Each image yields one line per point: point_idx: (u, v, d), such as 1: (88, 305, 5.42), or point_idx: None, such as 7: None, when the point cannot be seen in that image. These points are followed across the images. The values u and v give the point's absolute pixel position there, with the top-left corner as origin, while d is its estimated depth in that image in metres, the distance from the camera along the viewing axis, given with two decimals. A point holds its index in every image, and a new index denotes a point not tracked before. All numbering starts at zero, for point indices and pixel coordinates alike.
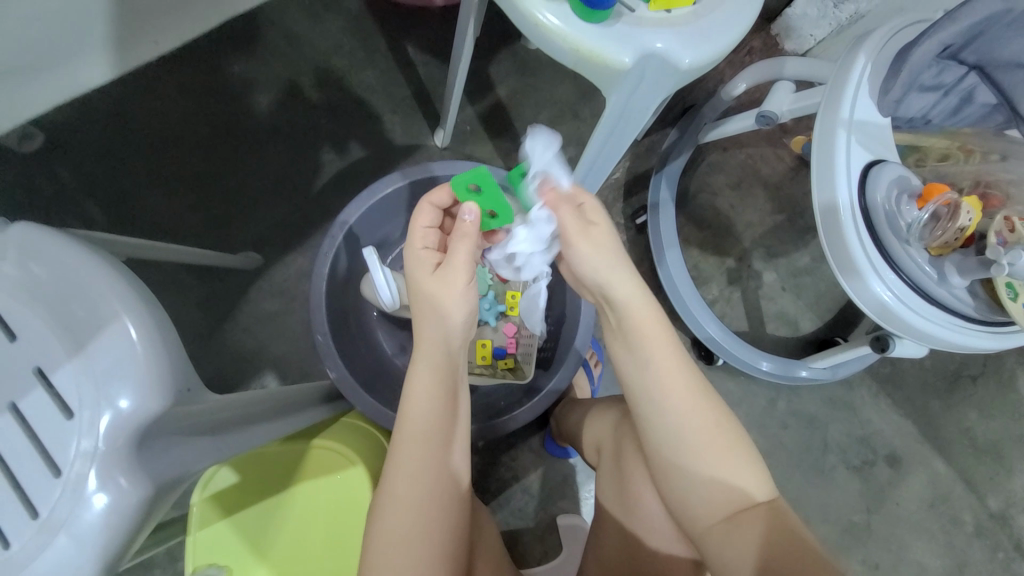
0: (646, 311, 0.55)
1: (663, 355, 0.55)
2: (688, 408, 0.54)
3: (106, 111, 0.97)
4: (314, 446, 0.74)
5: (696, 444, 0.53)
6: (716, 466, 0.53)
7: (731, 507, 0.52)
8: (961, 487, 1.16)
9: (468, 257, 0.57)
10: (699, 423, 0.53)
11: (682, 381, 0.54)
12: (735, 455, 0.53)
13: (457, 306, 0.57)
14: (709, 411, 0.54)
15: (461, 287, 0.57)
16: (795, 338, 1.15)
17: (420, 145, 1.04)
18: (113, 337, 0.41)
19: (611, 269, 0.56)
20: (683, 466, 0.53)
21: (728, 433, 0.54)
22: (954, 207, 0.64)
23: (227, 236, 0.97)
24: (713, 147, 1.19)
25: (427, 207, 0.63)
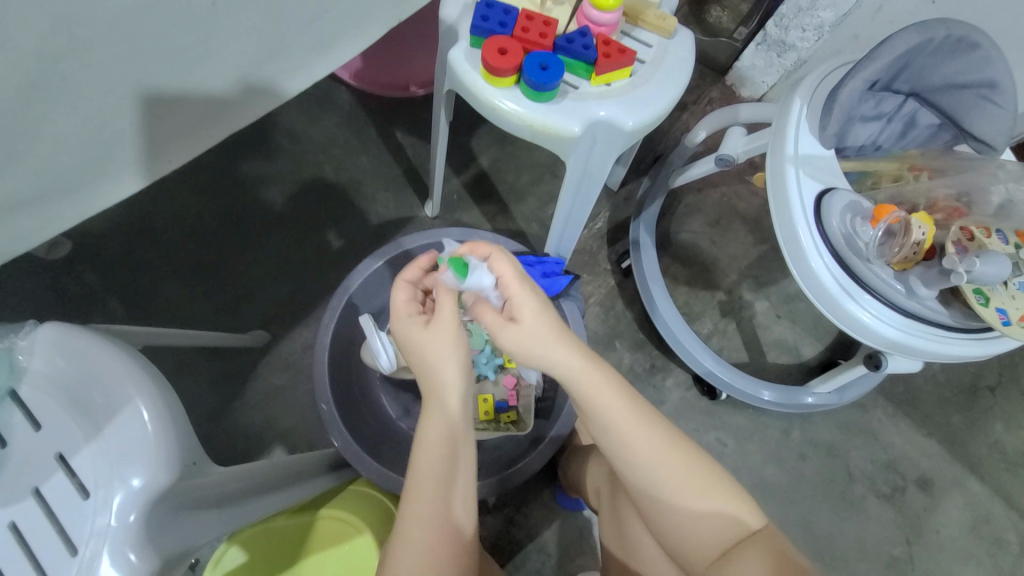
0: (588, 371, 0.56)
1: (616, 409, 0.55)
2: (658, 459, 0.54)
3: (128, 217, 1.07)
4: (321, 518, 0.75)
5: (675, 491, 0.53)
6: (696, 503, 0.53)
7: (719, 536, 0.53)
8: (1002, 506, 1.10)
9: (453, 309, 0.60)
10: (665, 467, 0.54)
11: (646, 435, 0.54)
12: (708, 486, 0.54)
13: (449, 352, 0.60)
14: (678, 455, 0.54)
15: (451, 335, 0.60)
16: (798, 365, 1.15)
17: (412, 217, 1.13)
18: (127, 420, 0.45)
19: (550, 339, 0.56)
20: (665, 507, 0.54)
21: (701, 471, 0.54)
22: (904, 224, 0.67)
23: (237, 317, 1.03)
24: (688, 190, 1.27)
25: (403, 284, 0.66)
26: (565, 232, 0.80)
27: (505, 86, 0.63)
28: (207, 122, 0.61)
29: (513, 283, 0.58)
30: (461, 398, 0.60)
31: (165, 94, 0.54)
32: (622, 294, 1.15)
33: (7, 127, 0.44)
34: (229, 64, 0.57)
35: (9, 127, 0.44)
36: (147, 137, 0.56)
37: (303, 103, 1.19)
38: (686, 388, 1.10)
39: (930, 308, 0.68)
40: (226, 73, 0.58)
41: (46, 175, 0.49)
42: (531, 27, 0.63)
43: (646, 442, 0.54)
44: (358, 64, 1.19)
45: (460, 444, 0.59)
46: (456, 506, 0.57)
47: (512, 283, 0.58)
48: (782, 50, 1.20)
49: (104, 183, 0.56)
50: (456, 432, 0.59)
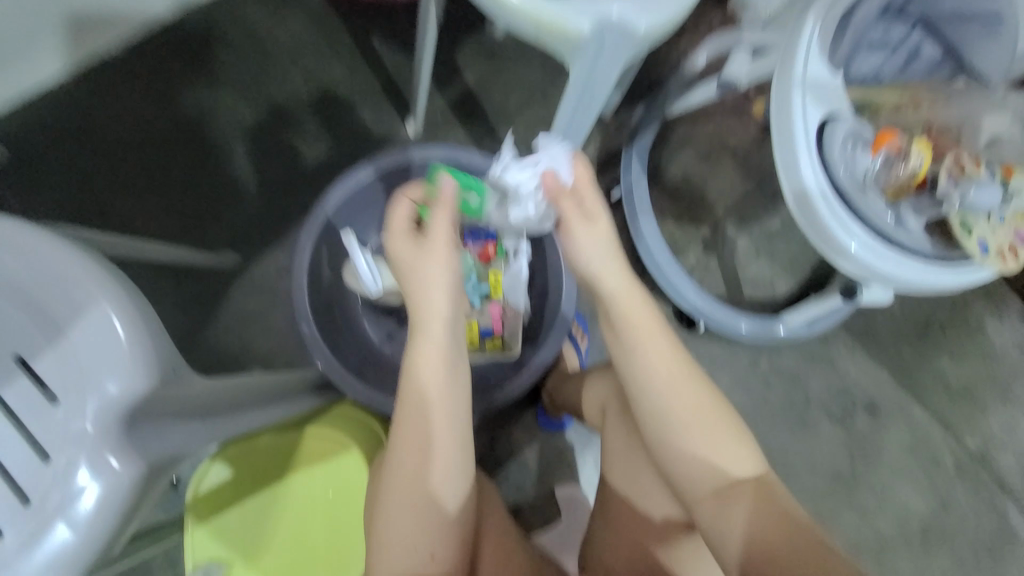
0: (631, 299, 0.62)
1: (651, 343, 0.60)
2: (674, 395, 0.58)
3: (75, 120, 0.98)
4: (307, 435, 0.75)
5: (687, 428, 0.57)
6: (707, 445, 0.57)
7: (721, 482, 0.55)
8: (938, 430, 1.22)
9: (450, 223, 0.64)
10: (683, 406, 0.58)
11: (671, 373, 0.59)
12: (722, 433, 0.57)
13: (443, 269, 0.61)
14: (696, 393, 0.58)
15: (445, 252, 0.61)
16: (772, 300, 1.19)
17: (393, 135, 1.04)
18: (92, 324, 0.41)
19: (604, 259, 0.63)
20: (676, 443, 0.57)
21: (716, 415, 0.58)
22: (903, 151, 0.69)
23: (203, 237, 0.96)
24: (680, 121, 1.23)
25: (404, 200, 0.67)
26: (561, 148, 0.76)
27: None
28: None
29: (585, 189, 0.66)
30: (447, 326, 0.59)
31: None
32: None
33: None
34: None
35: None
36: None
37: None
38: (666, 319, 1.13)
39: (920, 251, 0.70)
40: None
41: None
42: None
43: (666, 375, 0.59)
44: None
45: (451, 374, 0.58)
46: (436, 436, 0.56)
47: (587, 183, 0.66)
48: None
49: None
50: (441, 363, 0.58)
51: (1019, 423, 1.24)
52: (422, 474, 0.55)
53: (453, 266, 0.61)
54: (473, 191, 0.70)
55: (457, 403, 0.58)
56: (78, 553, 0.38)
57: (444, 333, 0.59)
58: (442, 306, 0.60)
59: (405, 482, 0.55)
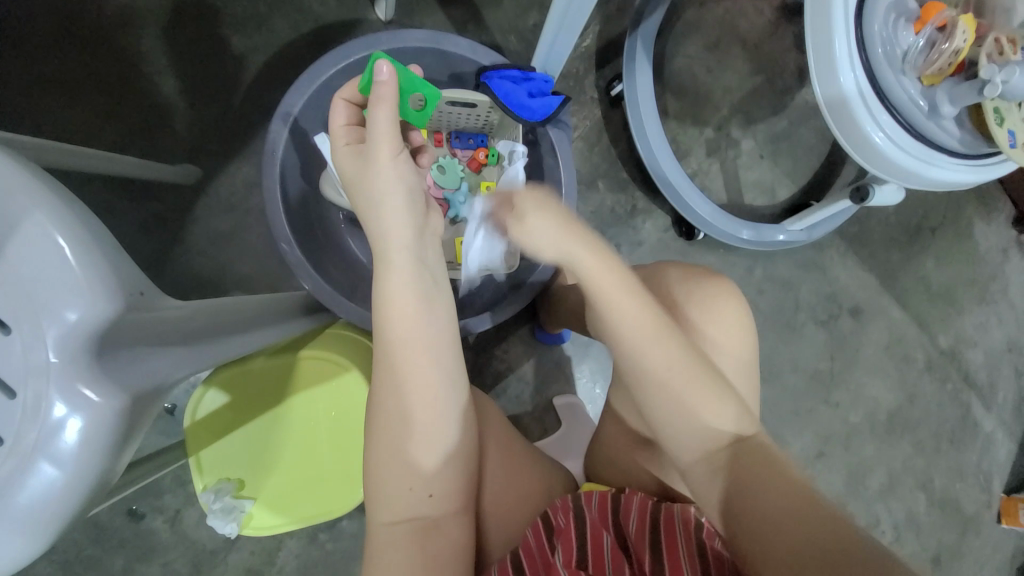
0: (598, 262, 0.58)
1: (624, 305, 0.57)
2: (653, 356, 0.56)
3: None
4: (303, 358, 0.73)
5: (665, 389, 0.55)
6: (690, 405, 0.55)
7: (706, 441, 0.55)
8: (915, 329, 1.27)
9: (391, 125, 0.55)
10: (660, 366, 0.56)
11: (648, 335, 0.56)
12: (706, 391, 0.55)
13: (394, 186, 0.56)
14: (673, 351, 0.56)
15: (389, 161, 0.56)
16: (772, 207, 1.14)
17: (360, 20, 0.89)
18: (33, 241, 0.34)
19: (562, 229, 0.59)
20: (656, 404, 0.56)
21: (698, 374, 0.55)
22: (950, 29, 0.63)
23: (150, 147, 0.85)
24: (688, 4, 1.09)
25: (340, 104, 0.60)
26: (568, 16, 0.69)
27: None
28: None
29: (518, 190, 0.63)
30: (408, 252, 0.56)
31: None
32: (608, 128, 1.04)
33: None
34: None
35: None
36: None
37: None
38: (664, 230, 1.08)
39: (948, 143, 0.65)
40: None
41: None
42: None
43: (642, 334, 0.56)
44: None
45: (420, 310, 0.55)
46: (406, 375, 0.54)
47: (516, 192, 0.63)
48: None
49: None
50: (411, 297, 0.55)
51: (988, 322, 1.30)
52: (405, 426, 0.53)
53: (404, 177, 0.57)
54: (418, 91, 0.61)
55: (433, 340, 0.55)
56: (72, 487, 0.35)
57: (408, 263, 0.56)
58: (404, 235, 0.56)
59: (395, 430, 0.53)
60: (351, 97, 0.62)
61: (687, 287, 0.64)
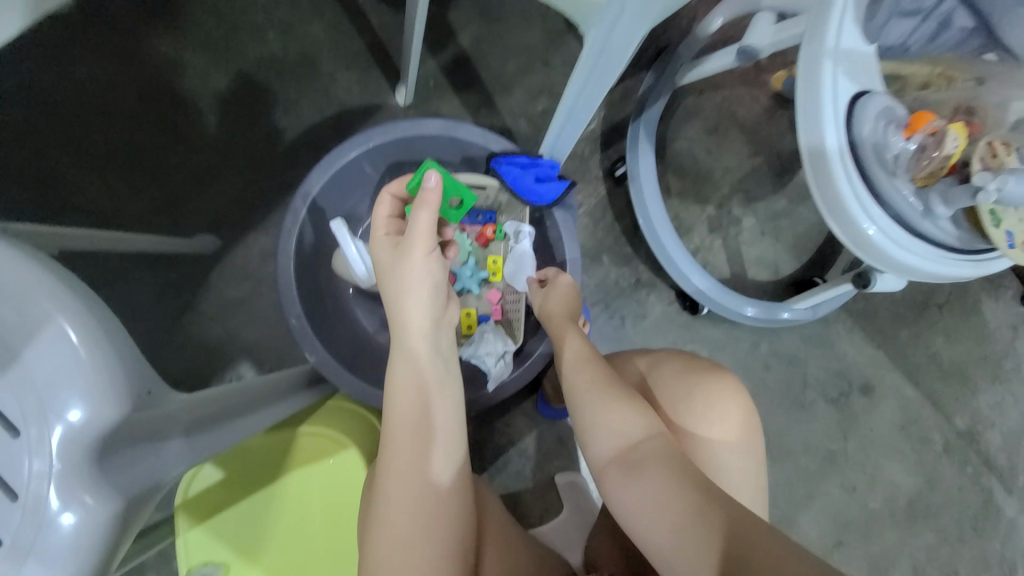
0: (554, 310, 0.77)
1: (569, 342, 0.71)
2: (578, 373, 0.66)
3: (25, 90, 0.88)
4: (301, 434, 0.72)
5: (586, 399, 0.63)
6: (608, 412, 0.60)
7: (622, 447, 0.58)
8: (929, 409, 1.24)
9: (430, 229, 0.58)
10: (584, 378, 0.65)
11: (587, 362, 0.67)
12: (623, 402, 0.61)
13: (427, 280, 0.58)
14: (598, 370, 0.65)
15: (422, 260, 0.58)
16: (775, 282, 1.16)
17: (380, 105, 0.95)
18: (52, 345, 0.35)
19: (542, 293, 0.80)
20: (580, 414, 0.63)
21: (613, 386, 0.63)
22: (940, 136, 0.64)
23: (176, 218, 0.89)
24: (688, 91, 1.15)
25: (386, 197, 0.66)
26: (569, 121, 0.73)
27: None
28: None
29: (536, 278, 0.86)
30: (425, 338, 0.58)
31: None
32: (613, 205, 1.08)
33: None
34: None
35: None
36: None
37: None
38: (668, 302, 1.09)
39: (943, 241, 0.67)
40: None
41: None
42: None
43: (574, 359, 0.68)
44: None
45: (430, 395, 0.56)
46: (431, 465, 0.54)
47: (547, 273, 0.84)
48: None
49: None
50: (424, 381, 0.57)
51: (1005, 401, 1.27)
52: (410, 521, 0.51)
53: (433, 274, 0.59)
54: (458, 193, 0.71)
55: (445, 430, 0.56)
56: None
57: (425, 351, 0.58)
58: (424, 322, 0.58)
59: (397, 526, 0.51)
60: (398, 192, 0.68)
61: (680, 383, 0.65)
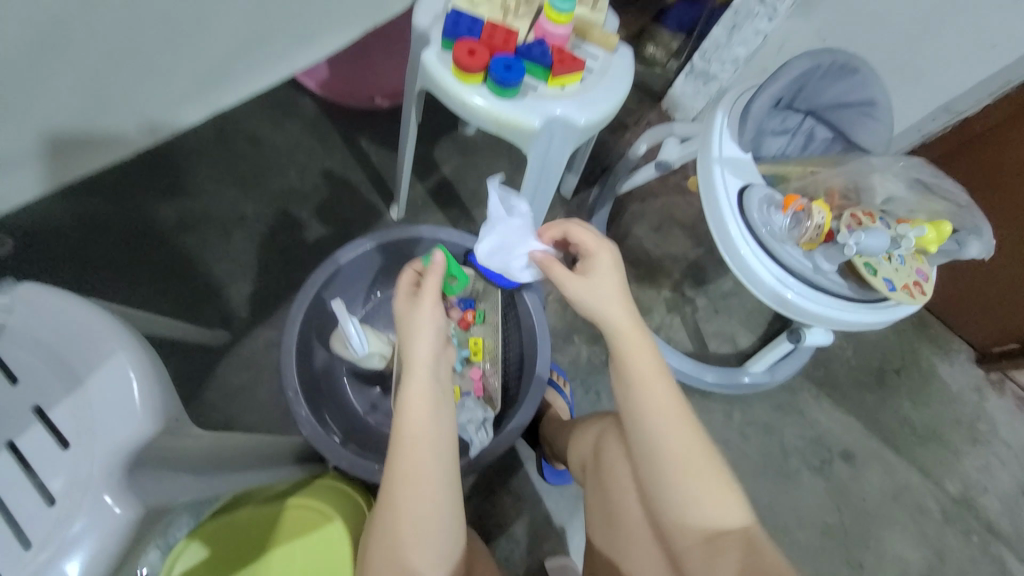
0: (627, 329, 0.64)
1: (650, 381, 0.61)
2: (669, 434, 0.59)
3: (76, 213, 1.03)
4: (289, 506, 0.74)
5: (681, 473, 0.57)
6: (700, 491, 0.57)
7: (711, 531, 0.56)
8: (916, 474, 1.25)
9: (436, 284, 0.71)
10: (675, 442, 0.58)
11: (672, 416, 0.60)
12: (718, 483, 0.57)
13: (431, 320, 0.68)
14: (689, 434, 0.59)
15: (429, 305, 0.69)
16: (736, 354, 1.27)
17: (378, 220, 1.15)
18: (108, 374, 0.45)
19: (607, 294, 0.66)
20: (668, 482, 0.58)
21: (705, 461, 0.58)
22: (806, 211, 0.82)
23: (195, 317, 1.01)
24: (633, 199, 1.39)
25: (408, 270, 0.78)
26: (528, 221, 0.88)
27: (473, 84, 0.68)
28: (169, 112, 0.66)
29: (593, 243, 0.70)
30: (428, 372, 0.64)
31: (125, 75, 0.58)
32: None
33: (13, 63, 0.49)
34: (213, 47, 0.63)
35: (17, 76, 0.50)
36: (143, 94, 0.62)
37: (268, 109, 1.19)
38: None
39: (842, 293, 0.81)
40: (224, 48, 0.65)
41: None
42: (495, 34, 0.69)
43: (659, 410, 0.60)
44: (324, 74, 1.20)
45: (428, 428, 0.61)
46: (404, 480, 0.58)
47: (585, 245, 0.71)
48: (708, 78, 1.31)
49: (35, 155, 0.59)
50: (427, 414, 0.62)
51: (991, 464, 1.28)
52: (399, 552, 0.56)
53: (437, 319, 0.69)
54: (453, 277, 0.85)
55: (438, 456, 0.60)
56: None
57: (427, 383, 0.64)
58: (427, 358, 0.65)
59: (384, 553, 0.57)
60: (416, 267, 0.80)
61: None
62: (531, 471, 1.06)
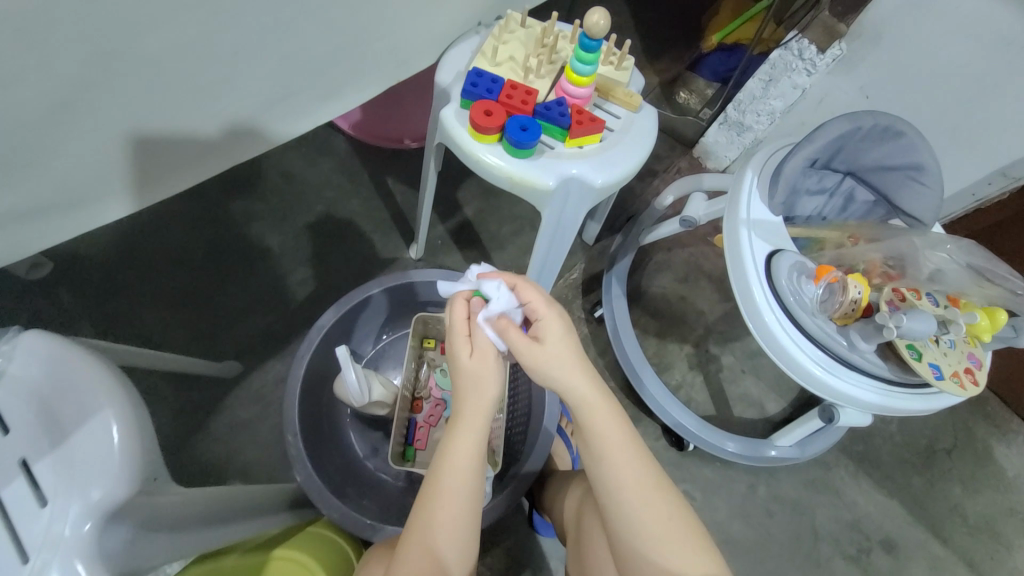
0: (600, 404, 0.60)
1: (622, 456, 0.59)
2: (644, 508, 0.58)
3: (114, 241, 1.09)
4: (274, 557, 0.66)
5: (656, 552, 0.57)
6: (676, 561, 0.57)
7: None
8: (967, 571, 1.11)
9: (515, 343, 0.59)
10: (651, 514, 0.58)
11: (646, 485, 0.59)
12: (695, 551, 0.57)
13: (494, 382, 0.61)
14: (665, 508, 0.58)
15: (496, 360, 0.61)
16: (763, 420, 1.19)
17: (397, 259, 1.16)
18: (96, 429, 0.45)
19: (570, 369, 0.59)
20: (644, 555, 0.57)
21: (683, 528, 0.58)
22: (842, 283, 0.77)
23: (211, 347, 1.03)
24: (658, 248, 1.35)
25: (461, 302, 0.63)
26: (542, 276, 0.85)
27: (488, 143, 0.68)
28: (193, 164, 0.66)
29: (543, 308, 0.61)
30: (482, 425, 0.61)
31: (151, 137, 0.59)
32: (595, 342, 1.19)
33: (30, 139, 0.49)
34: (241, 106, 0.64)
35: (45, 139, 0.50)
36: (162, 158, 0.62)
37: (303, 147, 1.24)
38: (655, 438, 1.12)
39: (880, 374, 0.74)
40: (245, 109, 0.64)
41: (17, 201, 0.52)
42: (515, 94, 0.69)
43: (633, 484, 0.58)
44: (357, 117, 1.25)
45: (470, 476, 0.60)
46: (445, 547, 0.58)
47: (539, 309, 0.61)
48: (741, 129, 1.29)
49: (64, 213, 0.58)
50: (466, 464, 0.60)
51: None
52: None
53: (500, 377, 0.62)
54: None
55: (471, 502, 0.60)
56: None
57: (477, 433, 0.61)
58: (487, 408, 0.61)
59: None
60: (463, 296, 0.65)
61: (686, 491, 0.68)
62: (532, 532, 1.00)
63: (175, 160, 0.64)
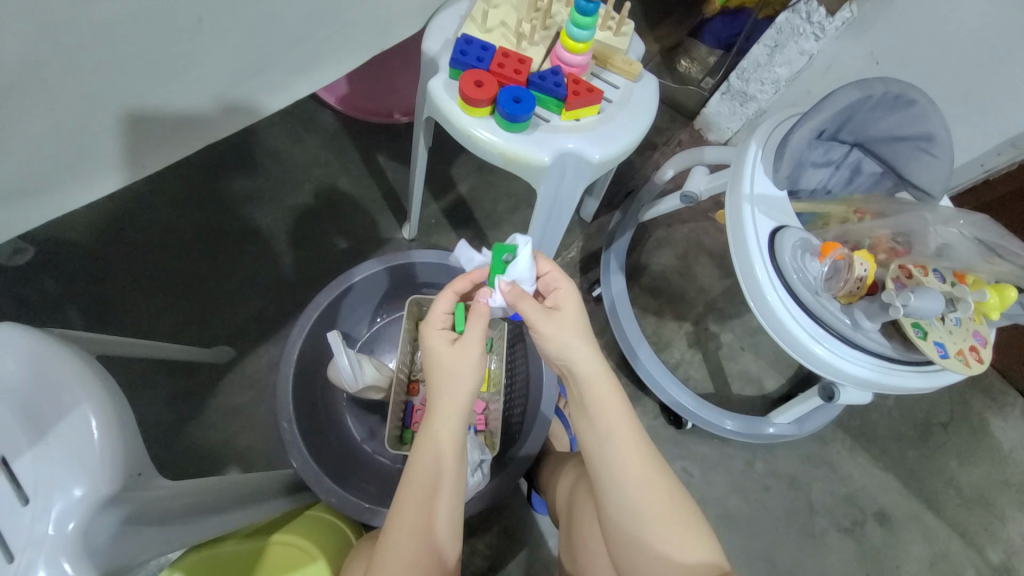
0: (602, 383, 0.59)
1: (622, 435, 0.59)
2: (640, 486, 0.57)
3: (95, 224, 1.05)
4: (272, 542, 0.66)
5: (648, 531, 0.56)
6: (669, 539, 0.56)
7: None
8: (958, 541, 1.13)
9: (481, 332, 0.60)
10: (648, 491, 0.57)
11: (642, 462, 0.58)
12: (689, 529, 0.57)
13: (469, 370, 0.60)
14: (661, 487, 0.58)
15: (475, 354, 0.60)
16: (761, 397, 1.19)
17: (390, 239, 1.13)
18: (74, 425, 0.44)
19: (570, 345, 0.59)
20: (637, 531, 0.56)
21: (678, 506, 0.58)
22: (848, 261, 0.73)
23: (203, 332, 1.01)
24: (658, 225, 1.31)
25: (449, 294, 0.64)
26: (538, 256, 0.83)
27: (479, 117, 0.64)
28: (166, 144, 0.63)
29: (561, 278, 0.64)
30: (456, 415, 0.60)
31: (116, 116, 0.55)
32: (592, 321, 1.17)
33: None
34: (212, 81, 0.60)
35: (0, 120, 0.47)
36: (131, 139, 0.58)
37: (288, 122, 1.19)
38: (653, 416, 1.13)
39: (881, 351, 0.73)
40: (216, 84, 0.61)
41: None
42: (507, 64, 0.65)
43: (631, 461, 0.58)
44: (344, 90, 1.19)
45: (448, 464, 0.59)
46: (442, 534, 0.58)
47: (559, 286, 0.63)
48: (744, 100, 1.24)
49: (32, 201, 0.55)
50: (444, 449, 0.59)
51: None
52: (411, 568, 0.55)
53: (477, 369, 0.60)
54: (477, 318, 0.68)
55: (451, 488, 0.59)
56: None
57: (452, 422, 0.60)
58: (459, 396, 0.60)
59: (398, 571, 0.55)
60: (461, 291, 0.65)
61: None
62: (531, 511, 1.01)
63: (147, 141, 0.60)
